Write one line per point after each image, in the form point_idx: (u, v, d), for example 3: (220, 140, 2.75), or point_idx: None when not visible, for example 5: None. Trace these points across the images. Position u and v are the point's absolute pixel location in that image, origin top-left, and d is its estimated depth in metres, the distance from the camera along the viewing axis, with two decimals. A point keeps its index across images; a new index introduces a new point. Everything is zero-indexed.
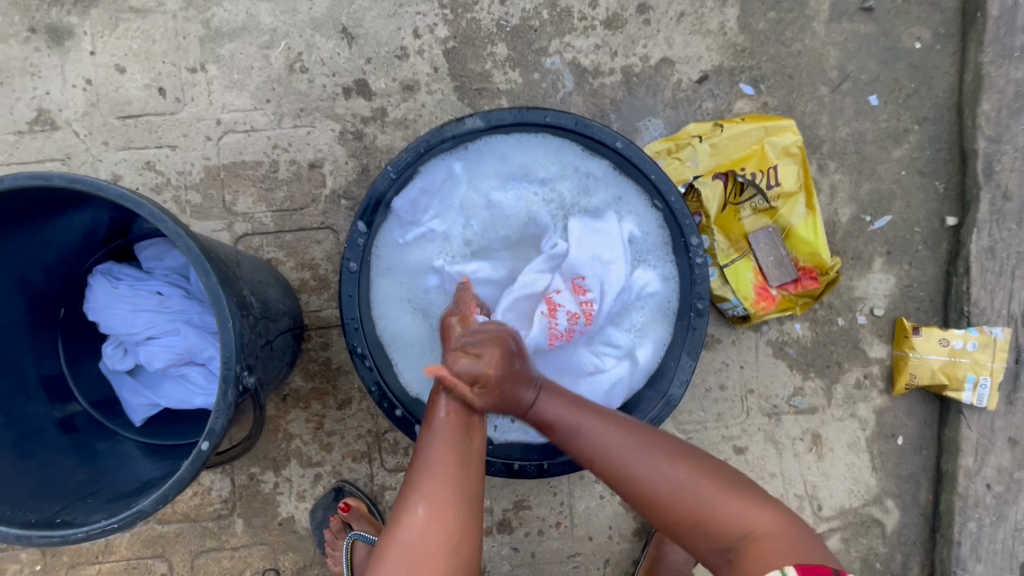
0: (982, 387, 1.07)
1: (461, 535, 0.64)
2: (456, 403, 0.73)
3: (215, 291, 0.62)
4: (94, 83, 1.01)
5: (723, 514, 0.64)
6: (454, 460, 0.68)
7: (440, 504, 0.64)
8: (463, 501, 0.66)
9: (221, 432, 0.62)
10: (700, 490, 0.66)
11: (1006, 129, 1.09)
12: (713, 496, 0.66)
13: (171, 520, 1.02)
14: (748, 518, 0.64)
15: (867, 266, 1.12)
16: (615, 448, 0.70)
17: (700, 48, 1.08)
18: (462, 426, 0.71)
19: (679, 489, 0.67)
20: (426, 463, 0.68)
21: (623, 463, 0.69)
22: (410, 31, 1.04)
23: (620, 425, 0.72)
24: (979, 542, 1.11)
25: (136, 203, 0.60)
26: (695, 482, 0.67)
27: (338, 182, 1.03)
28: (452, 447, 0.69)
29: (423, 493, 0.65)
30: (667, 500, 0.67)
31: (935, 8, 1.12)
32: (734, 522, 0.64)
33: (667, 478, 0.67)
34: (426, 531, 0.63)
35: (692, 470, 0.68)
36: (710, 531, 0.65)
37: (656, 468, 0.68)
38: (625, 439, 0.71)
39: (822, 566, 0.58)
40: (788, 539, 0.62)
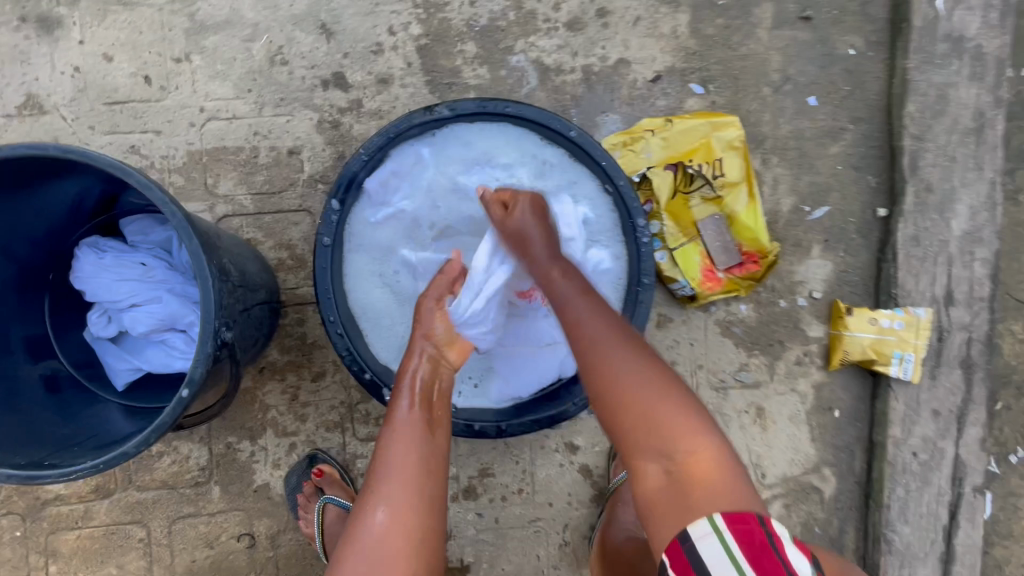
0: (906, 362, 1.18)
1: (421, 532, 0.72)
2: (418, 404, 0.80)
3: (197, 253, 0.68)
4: (82, 71, 1.07)
5: (670, 427, 0.69)
6: (415, 462, 0.76)
7: (399, 507, 0.73)
8: (423, 504, 0.74)
9: (200, 380, 0.68)
10: (657, 393, 0.71)
11: (929, 129, 1.19)
12: (667, 408, 0.70)
13: (150, 487, 1.07)
14: (691, 439, 0.69)
15: (806, 252, 1.22)
16: (595, 326, 0.75)
17: (654, 50, 1.18)
18: (421, 429, 0.78)
19: (641, 385, 0.71)
20: (385, 464, 0.76)
21: (598, 336, 0.75)
22: (385, 28, 1.12)
23: (603, 313, 0.77)
24: (907, 506, 1.20)
25: (125, 172, 0.66)
26: (656, 385, 0.72)
27: (315, 168, 1.10)
28: (413, 447, 0.76)
29: (381, 497, 0.73)
30: (629, 394, 0.71)
31: (867, 19, 1.22)
32: (681, 441, 0.69)
33: (633, 365, 0.72)
34: (386, 532, 0.71)
35: (657, 374, 0.72)
36: (651, 440, 0.69)
37: (626, 359, 0.73)
38: (607, 324, 0.76)
39: (749, 514, 0.64)
40: (721, 471, 0.68)
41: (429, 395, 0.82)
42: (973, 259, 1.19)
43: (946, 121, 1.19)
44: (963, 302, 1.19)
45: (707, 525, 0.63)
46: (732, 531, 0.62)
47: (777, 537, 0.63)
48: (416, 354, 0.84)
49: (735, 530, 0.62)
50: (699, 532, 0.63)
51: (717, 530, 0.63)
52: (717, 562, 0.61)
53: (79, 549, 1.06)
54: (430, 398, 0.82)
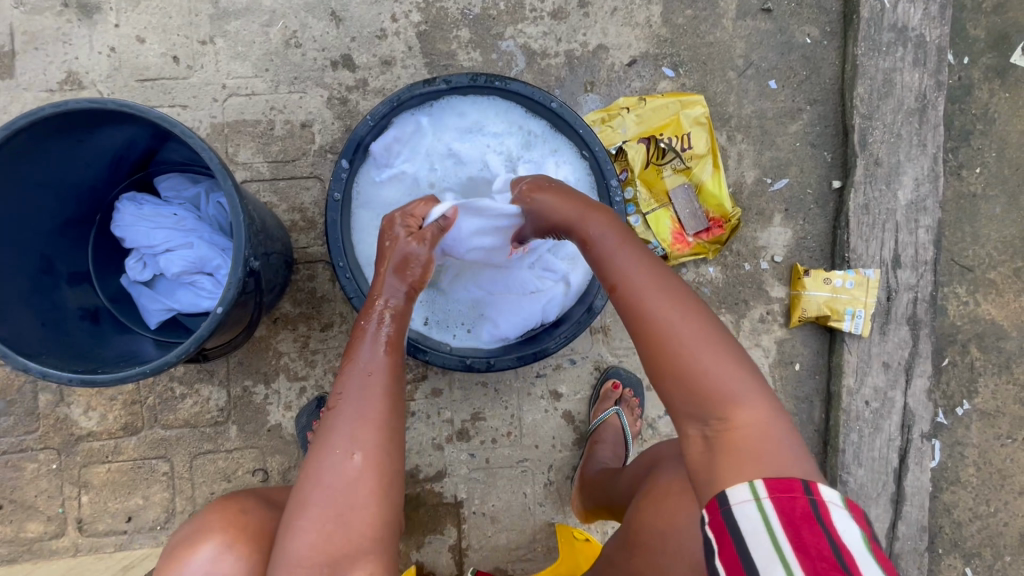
0: (857, 318, 1.30)
1: (383, 472, 0.75)
2: (389, 348, 0.84)
3: (231, 192, 0.80)
4: (117, 51, 1.19)
5: (717, 390, 0.69)
6: (375, 405, 0.78)
7: (364, 449, 0.75)
8: (383, 445, 0.77)
9: (232, 301, 0.80)
10: (703, 353, 0.71)
11: (876, 109, 1.32)
12: (720, 372, 0.70)
13: (173, 426, 1.19)
14: (739, 407, 0.68)
15: (768, 220, 1.35)
16: (642, 287, 0.76)
17: (630, 37, 1.31)
18: (382, 373, 0.81)
19: (692, 346, 0.71)
20: (348, 408, 0.78)
21: (648, 296, 0.75)
22: (388, 15, 1.25)
23: (657, 274, 0.77)
24: (860, 450, 1.32)
25: (170, 123, 0.78)
26: (703, 347, 0.71)
27: (325, 139, 1.22)
28: (374, 390, 0.79)
29: (345, 439, 0.75)
30: (679, 357, 0.71)
31: (821, 11, 1.36)
32: (729, 405, 0.69)
33: (682, 326, 0.72)
34: (353, 472, 0.74)
35: (710, 335, 0.71)
36: (699, 404, 0.70)
37: (675, 319, 0.73)
38: (659, 285, 0.76)
39: (793, 481, 0.61)
40: (768, 439, 0.67)
41: (394, 338, 0.86)
42: (918, 226, 1.32)
43: (892, 102, 1.32)
44: (909, 265, 1.32)
45: (747, 491, 0.61)
46: (771, 497, 0.59)
47: (826, 505, 0.58)
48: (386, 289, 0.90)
49: (775, 498, 0.59)
50: (739, 497, 0.61)
51: (755, 494, 0.60)
52: (750, 523, 0.58)
53: (109, 481, 1.18)
54: (394, 340, 0.86)
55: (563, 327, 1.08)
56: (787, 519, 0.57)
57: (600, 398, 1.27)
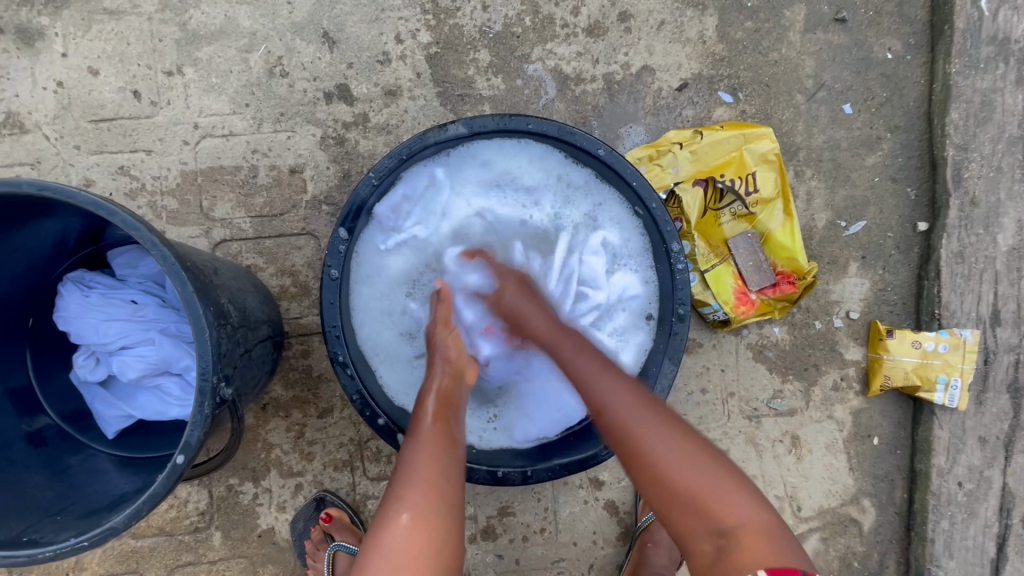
0: (952, 388, 1.10)
1: (444, 546, 0.63)
2: (439, 414, 0.74)
3: (191, 300, 0.61)
4: (66, 86, 0.99)
5: (711, 494, 0.63)
6: (437, 467, 0.68)
7: (424, 511, 0.64)
8: (445, 507, 0.65)
9: (197, 445, 0.61)
10: (696, 462, 0.65)
11: (974, 138, 1.11)
12: (710, 480, 0.63)
13: (146, 534, 1.00)
14: (733, 508, 0.62)
15: (843, 270, 1.15)
16: (625, 402, 0.70)
17: (679, 56, 1.10)
18: (446, 436, 0.71)
19: (684, 463, 0.65)
20: (408, 469, 0.68)
21: (634, 418, 0.69)
22: (392, 36, 1.04)
23: (636, 392, 0.72)
24: (952, 540, 1.13)
25: (107, 210, 0.58)
26: (688, 451, 0.66)
27: (319, 188, 1.02)
28: (435, 450, 0.69)
29: (406, 501, 0.64)
30: (674, 478, 0.64)
31: (904, 20, 1.15)
32: (727, 511, 0.61)
33: (669, 440, 0.67)
34: (409, 537, 0.62)
35: (694, 445, 0.66)
36: (695, 517, 0.62)
37: (659, 432, 0.67)
38: (638, 404, 0.70)
39: (793, 569, 0.56)
40: (773, 540, 0.60)
41: (451, 403, 0.76)
42: (1021, 276, 1.11)
43: (992, 130, 1.11)
44: (1011, 322, 1.12)
45: None
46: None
47: None
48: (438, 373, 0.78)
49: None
50: None
51: None
52: None
53: None
54: (451, 406, 0.76)
55: None
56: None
57: None
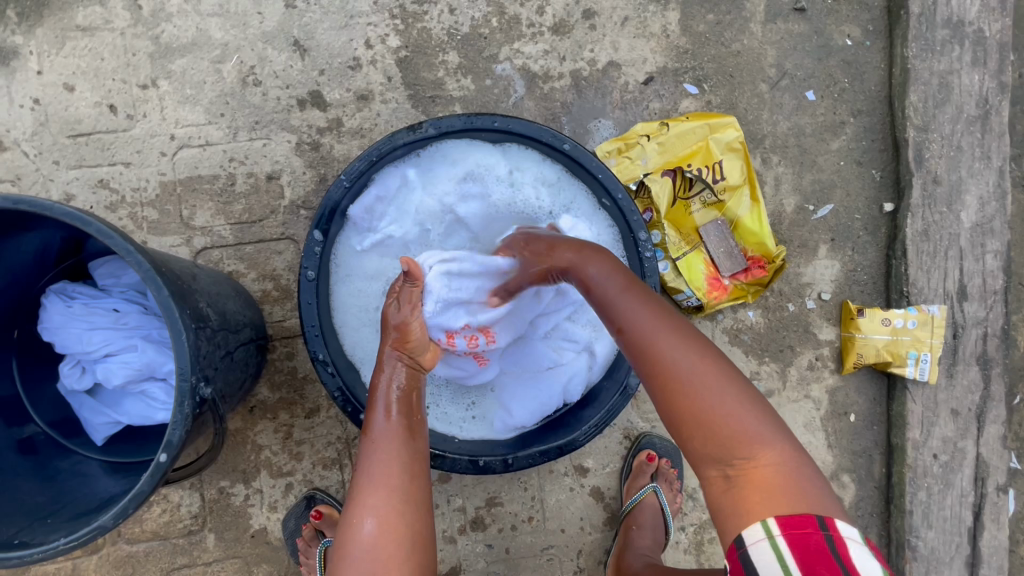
0: (923, 362, 1.14)
1: (412, 543, 0.63)
2: (395, 412, 0.71)
3: (167, 303, 0.63)
4: (42, 102, 1.02)
5: (731, 426, 0.58)
6: (396, 468, 0.67)
7: (387, 516, 0.64)
8: (410, 505, 0.66)
9: (179, 443, 0.63)
10: (718, 391, 0.60)
11: (933, 119, 1.14)
12: (726, 404, 0.59)
13: (140, 540, 1.02)
14: (753, 441, 0.58)
15: (813, 253, 1.18)
16: (645, 320, 0.65)
17: (644, 51, 1.13)
18: (400, 434, 0.69)
19: (705, 388, 0.60)
20: (368, 477, 0.67)
21: (655, 337, 0.63)
22: (361, 41, 1.06)
23: (660, 313, 0.65)
24: (930, 510, 1.16)
25: (83, 221, 0.61)
26: (711, 376, 0.60)
27: (296, 193, 1.04)
28: (391, 457, 0.67)
29: (366, 506, 0.64)
30: (689, 393, 0.60)
31: (862, 7, 1.18)
32: (745, 442, 0.58)
33: (691, 362, 0.61)
34: (376, 545, 0.62)
35: (714, 366, 0.61)
36: (713, 446, 0.58)
37: (680, 349, 0.62)
38: (663, 324, 0.64)
39: (808, 516, 0.54)
40: (794, 478, 0.56)
41: (410, 402, 0.73)
42: (985, 251, 1.15)
43: (950, 110, 1.14)
44: (977, 296, 1.15)
45: (760, 531, 0.54)
46: (784, 535, 0.53)
47: (844, 542, 0.52)
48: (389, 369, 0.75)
49: (788, 535, 0.53)
50: (753, 537, 0.54)
51: (770, 539, 0.53)
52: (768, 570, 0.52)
53: None
54: (410, 404, 0.73)
55: (591, 410, 0.90)
56: (806, 564, 0.51)
57: (633, 472, 1.09)
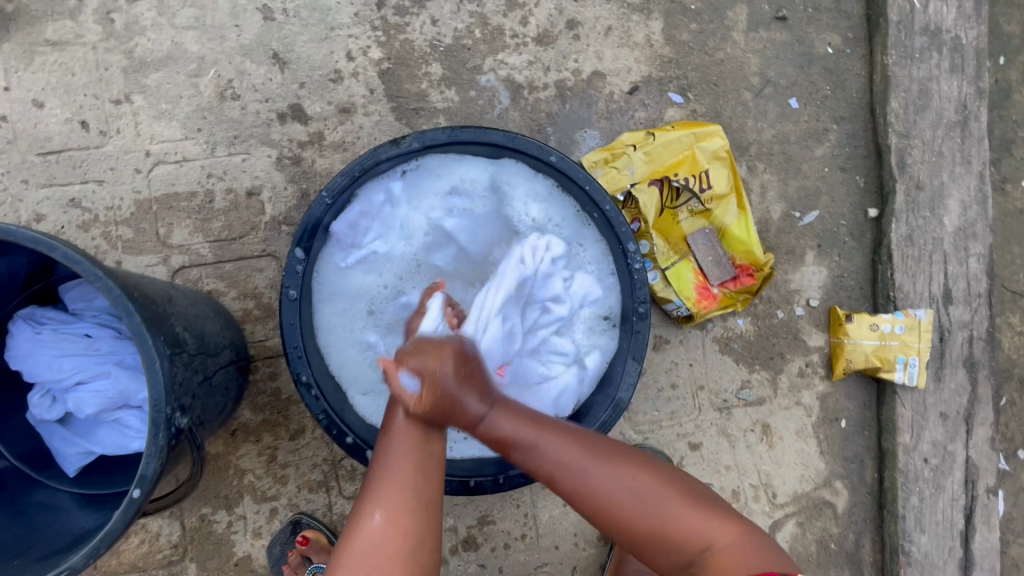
0: (911, 367, 1.14)
1: (418, 542, 0.64)
2: (415, 410, 0.71)
3: (140, 331, 0.60)
4: (10, 120, 0.98)
5: (683, 532, 0.67)
6: (410, 467, 0.67)
7: (397, 511, 0.64)
8: (420, 504, 0.66)
9: (153, 477, 0.60)
10: (657, 510, 0.68)
11: (914, 125, 1.15)
12: (666, 517, 0.68)
13: (118, 571, 0.99)
14: (706, 530, 0.67)
15: (801, 260, 1.18)
16: (571, 458, 0.70)
17: (628, 60, 1.13)
18: (419, 433, 0.70)
19: (648, 516, 0.68)
20: (382, 471, 0.68)
21: (578, 478, 0.69)
22: (342, 54, 1.04)
23: (574, 446, 0.71)
24: (922, 514, 1.16)
25: (48, 246, 0.58)
26: (650, 495, 0.69)
27: (277, 209, 1.01)
28: (406, 456, 0.68)
29: (378, 501, 0.65)
30: (634, 519, 0.68)
31: (842, 15, 1.19)
32: (695, 538, 0.67)
33: (625, 494, 0.69)
34: (383, 539, 0.63)
35: (644, 483, 0.69)
36: (668, 552, 0.68)
37: (610, 480, 0.69)
38: (583, 455, 0.70)
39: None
40: (742, 548, 0.66)
41: None
42: (968, 255, 1.16)
43: (931, 116, 1.15)
44: (961, 300, 1.16)
45: None
46: None
47: None
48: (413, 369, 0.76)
49: None
50: None
51: None
52: None
53: None
54: None
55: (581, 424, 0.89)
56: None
57: None
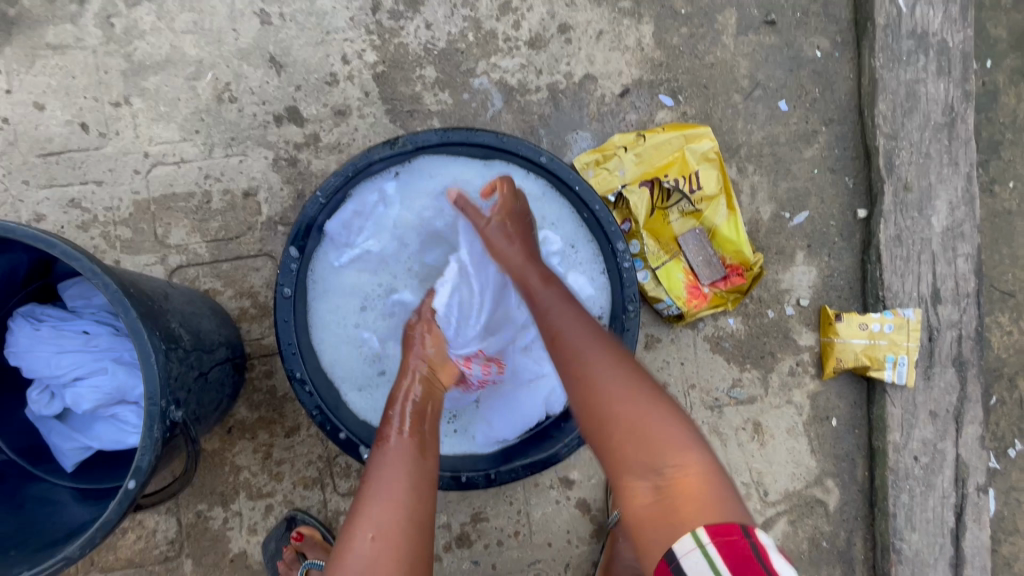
0: (900, 365, 1.15)
1: (411, 559, 0.64)
2: (410, 428, 0.75)
3: (136, 326, 0.62)
4: (12, 122, 1.00)
5: (660, 439, 0.65)
6: (403, 484, 0.69)
7: (390, 528, 0.65)
8: (413, 522, 0.67)
9: (148, 469, 0.62)
10: (647, 411, 0.67)
11: (902, 127, 1.17)
12: (651, 419, 0.67)
13: (115, 567, 1.00)
14: (678, 450, 0.65)
15: (791, 260, 1.19)
16: (581, 335, 0.73)
17: (620, 63, 1.14)
18: (413, 449, 0.73)
19: (632, 400, 0.68)
20: (374, 489, 0.69)
21: (587, 351, 0.72)
22: (338, 57, 1.06)
23: (595, 330, 0.75)
24: (912, 512, 1.17)
25: (47, 243, 0.59)
26: (636, 387, 0.69)
27: (273, 210, 1.03)
28: (400, 472, 0.70)
29: (369, 519, 0.66)
30: (616, 399, 0.68)
31: (830, 19, 1.21)
32: (671, 451, 0.65)
33: (619, 382, 0.69)
34: (375, 557, 0.63)
35: (642, 389, 0.69)
36: (639, 453, 0.65)
37: (611, 369, 0.70)
38: (595, 340, 0.73)
39: (731, 524, 0.59)
40: (711, 485, 0.63)
41: (422, 417, 0.77)
42: (956, 255, 1.17)
43: (918, 118, 1.17)
44: (950, 299, 1.17)
45: (691, 540, 0.58)
46: (714, 543, 0.57)
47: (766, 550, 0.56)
48: (410, 375, 0.81)
49: (718, 543, 0.57)
50: (684, 547, 0.58)
51: (699, 544, 0.58)
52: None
53: None
54: (422, 420, 0.77)
55: (573, 423, 0.89)
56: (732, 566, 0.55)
57: None
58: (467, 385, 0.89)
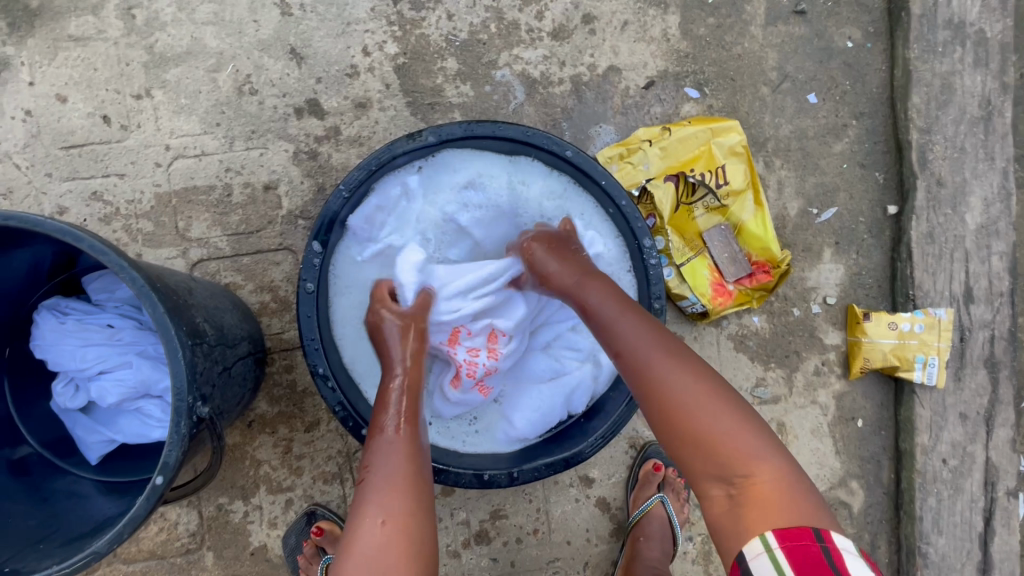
0: (930, 367, 1.12)
1: (421, 547, 0.61)
2: (403, 416, 0.71)
3: (163, 321, 0.61)
4: (34, 114, 1.00)
5: (732, 446, 0.60)
6: (403, 468, 0.66)
7: (398, 515, 0.62)
8: (418, 506, 0.63)
9: (175, 465, 0.61)
10: (714, 416, 0.61)
11: (936, 121, 1.14)
12: (723, 426, 0.61)
13: (137, 559, 1.00)
14: (752, 457, 0.59)
15: (817, 257, 1.16)
16: (644, 345, 0.67)
17: (644, 55, 1.12)
18: (409, 435, 0.69)
19: (699, 404, 0.62)
20: (375, 477, 0.65)
21: (654, 361, 0.66)
22: (358, 49, 1.05)
23: (655, 333, 0.68)
24: (939, 516, 1.15)
25: (74, 236, 0.59)
26: (703, 391, 0.63)
27: (294, 203, 1.02)
28: (402, 457, 0.66)
29: (375, 506, 0.62)
30: (682, 407, 0.62)
31: (863, 9, 1.17)
32: (744, 459, 0.59)
33: (687, 389, 0.63)
34: (384, 547, 0.59)
35: (713, 392, 0.63)
36: (708, 461, 0.60)
37: (679, 374, 0.64)
38: (659, 345, 0.67)
39: (804, 529, 0.55)
40: (794, 493, 0.57)
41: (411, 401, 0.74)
42: (991, 253, 1.13)
43: (953, 112, 1.13)
44: (983, 299, 1.14)
45: (759, 543, 0.55)
46: (784, 548, 0.54)
47: (841, 553, 0.53)
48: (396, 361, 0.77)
49: (787, 547, 0.54)
50: (752, 550, 0.55)
51: (768, 551, 0.54)
52: None
53: None
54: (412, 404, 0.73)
55: (595, 422, 0.88)
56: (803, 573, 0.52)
57: (640, 482, 1.08)
58: (458, 378, 0.86)
